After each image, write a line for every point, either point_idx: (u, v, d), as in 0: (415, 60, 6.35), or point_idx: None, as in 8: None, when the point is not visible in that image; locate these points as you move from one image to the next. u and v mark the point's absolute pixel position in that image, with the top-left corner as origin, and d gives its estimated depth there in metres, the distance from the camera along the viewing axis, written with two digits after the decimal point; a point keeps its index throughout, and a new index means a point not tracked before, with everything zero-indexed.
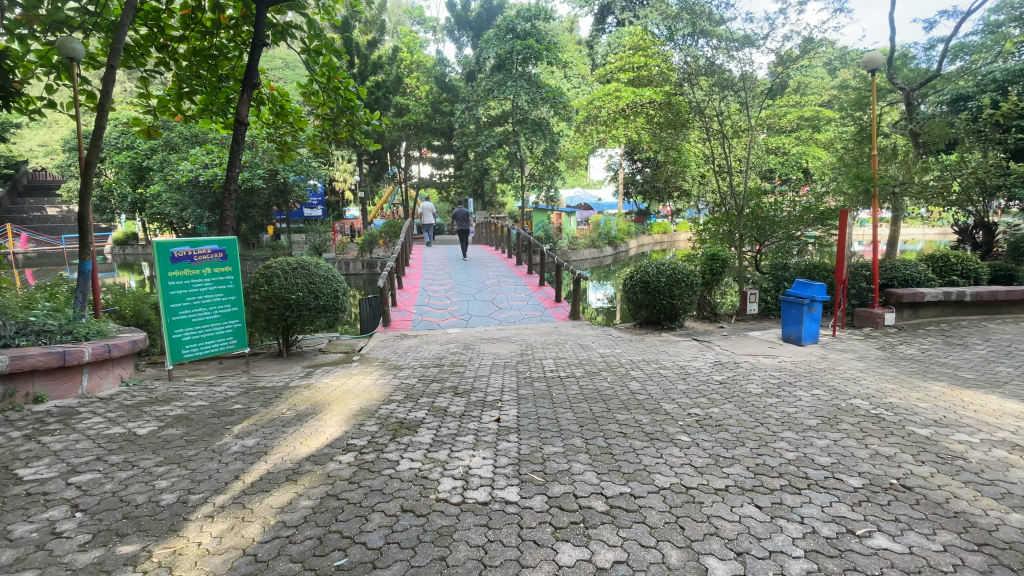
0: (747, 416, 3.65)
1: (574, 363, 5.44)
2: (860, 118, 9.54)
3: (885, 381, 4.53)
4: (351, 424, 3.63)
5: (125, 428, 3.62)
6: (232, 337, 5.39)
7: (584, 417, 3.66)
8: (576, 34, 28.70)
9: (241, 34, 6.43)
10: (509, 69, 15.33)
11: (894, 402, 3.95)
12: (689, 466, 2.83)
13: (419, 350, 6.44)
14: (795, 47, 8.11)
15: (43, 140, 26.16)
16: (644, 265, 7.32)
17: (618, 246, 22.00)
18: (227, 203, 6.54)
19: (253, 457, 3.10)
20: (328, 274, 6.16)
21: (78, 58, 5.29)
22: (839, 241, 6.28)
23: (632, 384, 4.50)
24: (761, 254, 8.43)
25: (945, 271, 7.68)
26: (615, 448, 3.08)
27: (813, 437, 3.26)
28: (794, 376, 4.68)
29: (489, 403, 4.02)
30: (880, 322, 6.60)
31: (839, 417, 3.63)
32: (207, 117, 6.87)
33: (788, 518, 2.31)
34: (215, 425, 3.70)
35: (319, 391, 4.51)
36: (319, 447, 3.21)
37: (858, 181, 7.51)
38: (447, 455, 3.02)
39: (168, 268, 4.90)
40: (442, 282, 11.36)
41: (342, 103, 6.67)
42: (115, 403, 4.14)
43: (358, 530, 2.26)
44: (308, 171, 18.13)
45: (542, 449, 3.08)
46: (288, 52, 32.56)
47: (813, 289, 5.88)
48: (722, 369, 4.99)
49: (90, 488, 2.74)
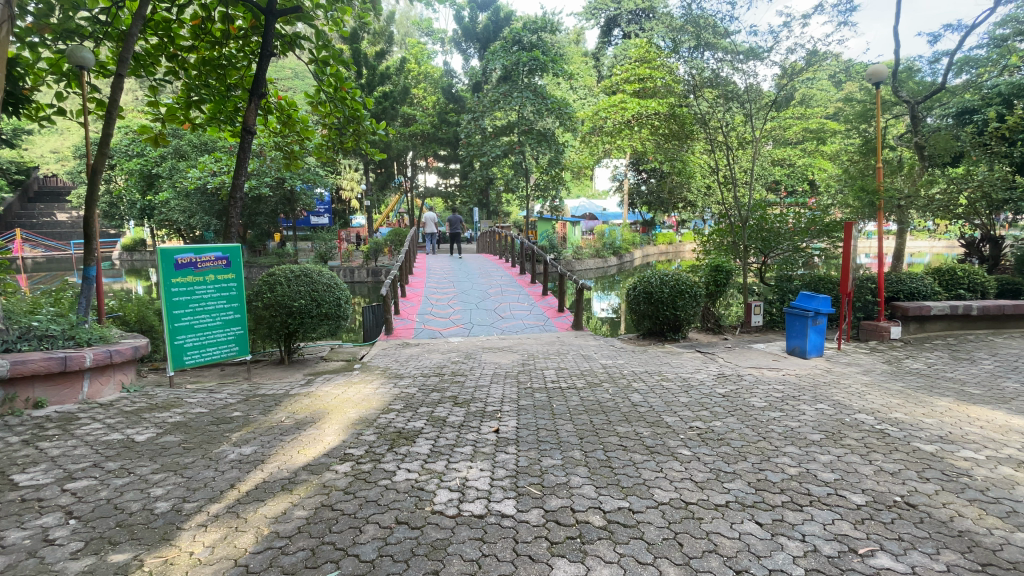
0: (749, 430, 3.60)
1: (575, 373, 5.41)
2: (866, 130, 9.56)
3: (890, 396, 4.46)
4: (349, 433, 3.62)
5: (123, 434, 3.61)
6: (233, 344, 5.41)
7: (585, 429, 3.62)
8: (582, 46, 28.99)
9: (250, 44, 6.54)
10: (515, 81, 15.46)
11: (899, 417, 3.89)
12: (689, 481, 2.80)
13: (420, 359, 6.42)
14: (799, 59, 8.13)
15: (55, 147, 26.66)
16: (647, 275, 7.29)
17: (622, 256, 22.06)
18: (233, 210, 6.61)
19: (250, 465, 3.08)
20: (331, 282, 6.17)
21: (87, 66, 5.38)
22: (844, 253, 6.23)
23: (634, 395, 4.47)
24: (766, 266, 8.40)
25: (951, 284, 7.59)
26: (615, 462, 3.04)
27: (816, 452, 3.21)
28: (798, 391, 4.62)
29: (488, 414, 3.99)
30: (885, 336, 6.54)
31: (843, 432, 3.57)
32: (216, 125, 6.97)
33: (789, 536, 2.27)
34: (213, 432, 3.69)
35: (318, 400, 4.50)
36: (317, 456, 3.19)
37: (863, 193, 7.47)
38: (444, 467, 2.99)
39: (171, 274, 4.91)
40: (445, 291, 11.36)
41: (349, 113, 6.79)
42: (115, 409, 4.14)
43: (351, 541, 2.23)
44: (315, 180, 18.25)
45: (541, 461, 3.05)
46: (296, 62, 32.85)
47: (818, 301, 5.82)
48: (725, 382, 4.92)
49: (86, 495, 2.73)
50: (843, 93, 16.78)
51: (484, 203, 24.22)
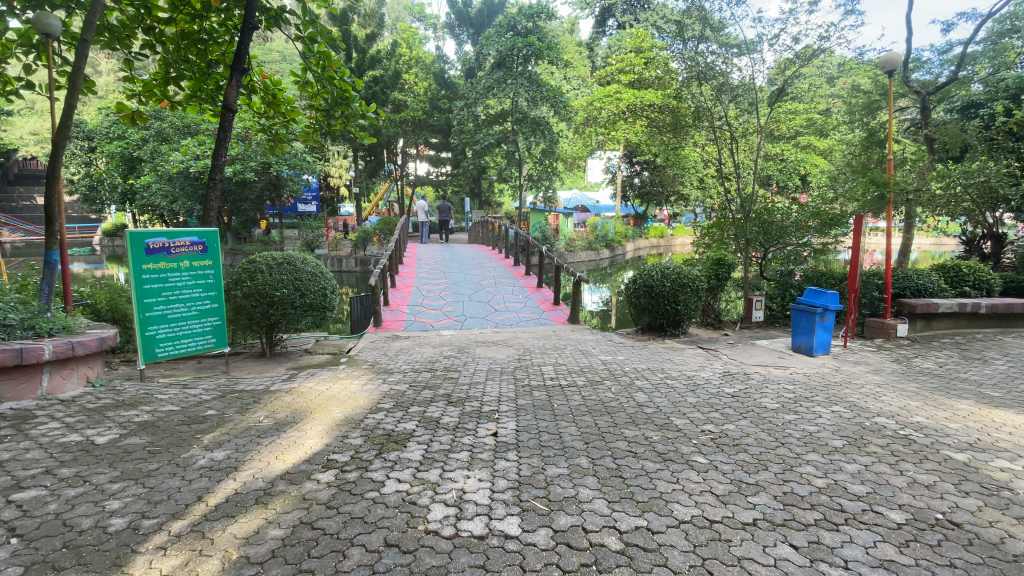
0: (766, 435, 3.35)
1: (574, 370, 5.13)
2: (871, 122, 9.29)
3: (907, 397, 4.25)
4: (333, 435, 3.31)
5: (83, 436, 3.27)
6: (210, 336, 5.07)
7: (590, 432, 3.34)
8: (576, 36, 28.59)
9: (233, 18, 6.15)
10: (510, 68, 14.96)
11: (921, 422, 3.68)
12: (710, 494, 2.53)
13: (411, 353, 6.10)
14: (794, 54, 7.97)
15: (34, 129, 25.74)
16: (648, 268, 7.02)
17: (615, 249, 21.84)
18: (213, 194, 6.23)
19: (222, 473, 2.76)
20: (316, 271, 5.81)
21: (54, 35, 5.04)
22: (852, 249, 6.01)
23: (638, 395, 4.20)
24: (766, 260, 8.22)
25: (956, 281, 7.44)
26: (626, 471, 2.77)
27: (841, 461, 2.98)
28: (810, 391, 4.37)
29: (485, 414, 3.70)
30: (892, 333, 6.34)
31: (866, 438, 3.35)
32: (196, 104, 6.55)
33: (831, 562, 2.02)
34: (182, 433, 3.35)
35: (301, 397, 4.17)
36: (297, 463, 2.89)
37: (872, 186, 7.26)
38: (438, 476, 2.70)
39: (142, 260, 4.55)
40: (436, 282, 11.01)
41: (337, 94, 6.39)
42: (76, 407, 3.78)
43: (333, 570, 1.93)
44: (302, 165, 17.71)
45: (545, 470, 2.76)
46: (285, 46, 32.04)
47: (827, 297, 5.60)
48: (732, 381, 4.67)
49: (32, 509, 2.41)
50: (840, 88, 16.61)
51: (476, 193, 23.76)
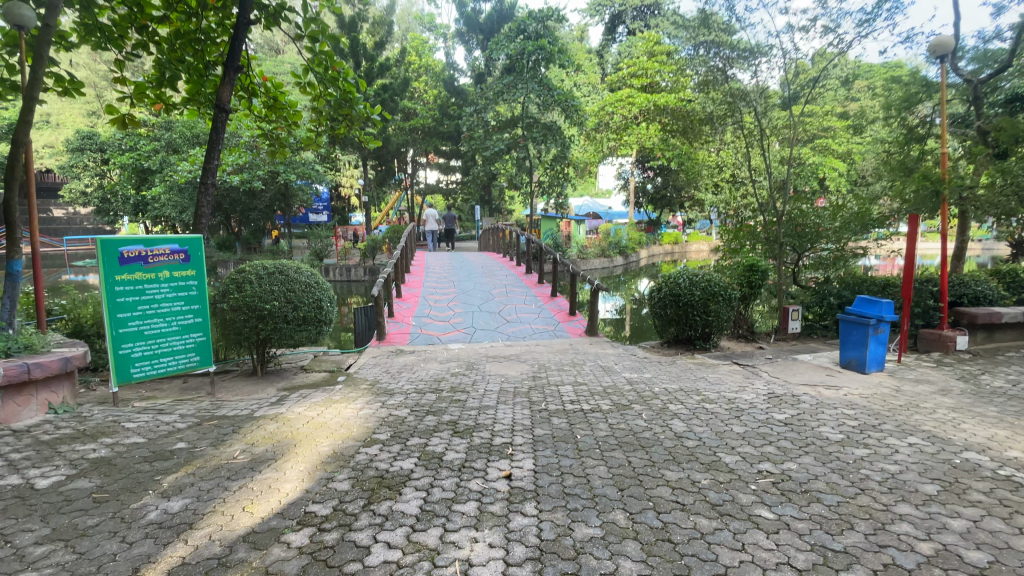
0: (839, 478, 2.75)
1: (597, 391, 4.54)
2: (908, 119, 8.63)
3: (992, 426, 3.60)
4: (316, 477, 2.77)
5: (23, 478, 2.77)
6: (193, 354, 4.60)
7: (623, 475, 2.76)
8: (587, 43, 28.24)
9: (230, 16, 5.67)
10: (520, 72, 14.40)
11: (1020, 458, 3.05)
12: (790, 569, 1.95)
13: (415, 370, 5.55)
14: (806, 58, 7.45)
15: (49, 142, 25.72)
16: (675, 276, 6.42)
17: (628, 256, 21.30)
18: (207, 202, 5.76)
19: (171, 533, 2.24)
20: (311, 281, 5.32)
21: (28, 28, 4.45)
22: (908, 253, 5.37)
23: (675, 423, 3.61)
24: (801, 266, 7.60)
25: (1015, 288, 6.75)
26: (675, 532, 2.19)
27: (942, 516, 2.38)
28: (875, 418, 3.74)
29: (497, 450, 3.14)
30: (950, 347, 5.68)
31: (961, 481, 2.74)
32: (195, 108, 6.12)
33: None
34: (141, 474, 2.84)
35: (287, 426, 3.64)
36: (266, 518, 2.34)
37: (924, 182, 6.54)
38: (438, 539, 2.15)
39: (114, 271, 4.08)
40: (445, 291, 10.49)
41: (340, 96, 5.89)
42: (28, 439, 3.29)
43: None
44: (311, 174, 17.38)
45: (572, 532, 2.19)
46: (296, 58, 32.01)
47: (882, 306, 4.96)
48: (781, 405, 4.05)
49: None
50: (861, 89, 15.95)
51: (486, 200, 23.30)
